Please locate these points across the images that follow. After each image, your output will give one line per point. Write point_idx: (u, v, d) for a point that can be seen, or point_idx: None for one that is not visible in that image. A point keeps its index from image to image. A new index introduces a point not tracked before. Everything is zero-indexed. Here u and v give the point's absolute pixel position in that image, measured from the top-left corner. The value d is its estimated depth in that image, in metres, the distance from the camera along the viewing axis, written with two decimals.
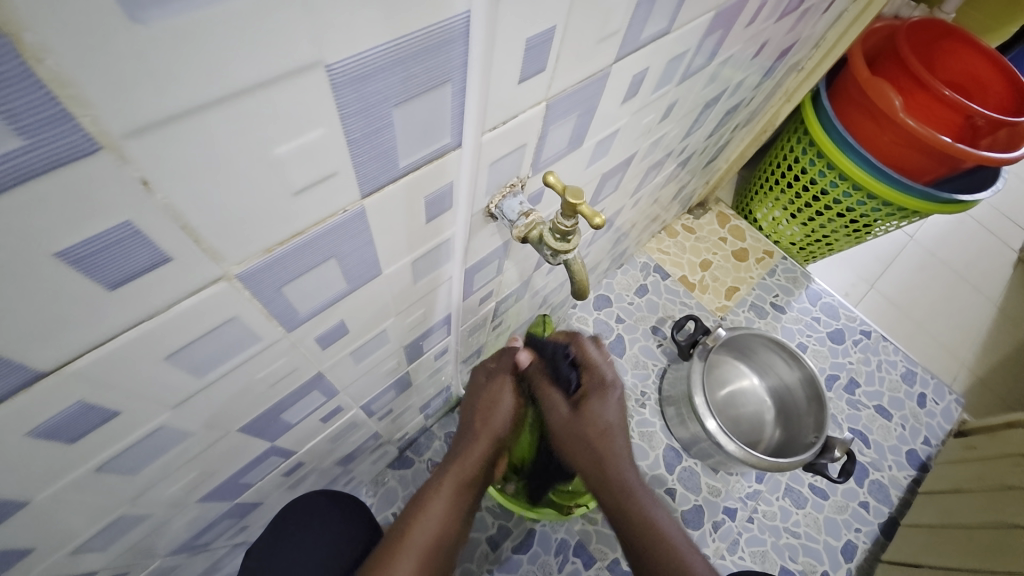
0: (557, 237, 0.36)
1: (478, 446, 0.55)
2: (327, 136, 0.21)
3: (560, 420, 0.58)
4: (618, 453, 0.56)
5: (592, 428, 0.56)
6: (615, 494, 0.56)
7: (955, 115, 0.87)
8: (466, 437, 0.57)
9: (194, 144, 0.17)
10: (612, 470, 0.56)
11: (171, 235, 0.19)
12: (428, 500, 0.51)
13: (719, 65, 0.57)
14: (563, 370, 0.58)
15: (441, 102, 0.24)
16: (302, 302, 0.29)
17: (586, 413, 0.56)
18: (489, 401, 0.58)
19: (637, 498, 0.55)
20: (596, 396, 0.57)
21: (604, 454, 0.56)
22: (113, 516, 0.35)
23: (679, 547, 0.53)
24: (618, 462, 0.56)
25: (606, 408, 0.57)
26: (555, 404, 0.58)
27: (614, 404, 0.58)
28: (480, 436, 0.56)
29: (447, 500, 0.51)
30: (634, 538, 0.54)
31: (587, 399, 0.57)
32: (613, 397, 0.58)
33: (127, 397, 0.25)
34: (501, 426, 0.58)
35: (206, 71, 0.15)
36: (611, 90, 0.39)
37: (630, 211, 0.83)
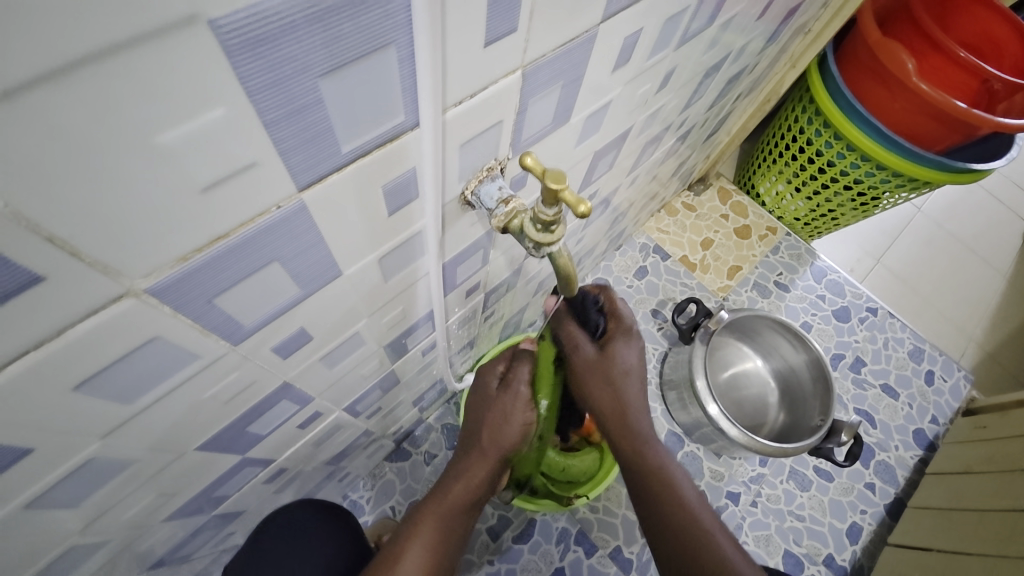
0: (539, 228, 0.32)
1: (483, 464, 0.52)
2: (232, 117, 0.17)
3: (586, 360, 0.52)
4: (636, 400, 0.53)
5: (618, 370, 0.52)
6: (632, 442, 0.53)
7: (971, 78, 0.81)
8: (472, 450, 0.53)
9: (32, 133, 0.13)
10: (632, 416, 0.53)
11: (35, 247, 0.15)
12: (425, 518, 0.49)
13: (720, 28, 0.52)
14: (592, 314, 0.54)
15: (385, 71, 0.20)
16: (244, 312, 0.26)
17: (612, 354, 0.51)
18: (501, 414, 0.53)
19: (655, 449, 0.53)
20: (621, 337, 0.53)
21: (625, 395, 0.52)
22: (63, 548, 0.32)
23: (697, 515, 0.50)
24: (638, 408, 0.53)
25: (629, 351, 0.53)
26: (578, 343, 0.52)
27: (635, 348, 0.53)
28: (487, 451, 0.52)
29: (448, 516, 0.50)
30: (661, 504, 0.51)
31: (612, 341, 0.52)
32: (635, 341, 0.53)
33: (37, 432, 0.22)
34: (513, 442, 0.52)
35: (20, 35, 0.11)
36: (599, 56, 0.35)
37: (627, 190, 0.79)
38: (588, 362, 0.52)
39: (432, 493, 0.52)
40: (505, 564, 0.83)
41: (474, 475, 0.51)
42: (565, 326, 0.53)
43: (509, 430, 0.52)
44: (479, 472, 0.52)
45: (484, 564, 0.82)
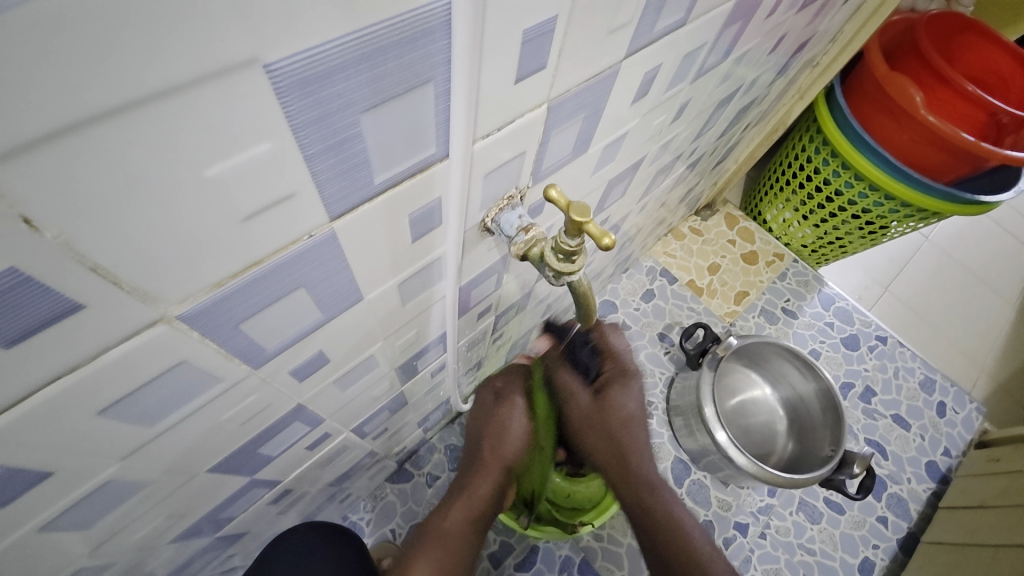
0: (561, 257, 0.33)
1: (487, 480, 0.53)
2: (277, 151, 0.17)
3: (581, 410, 0.52)
4: (637, 442, 0.53)
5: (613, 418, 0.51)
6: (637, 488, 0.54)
7: (977, 112, 0.82)
8: (478, 466, 0.55)
9: (87, 167, 0.13)
10: (634, 462, 0.54)
11: (80, 277, 0.16)
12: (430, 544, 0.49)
13: (734, 62, 0.53)
14: (582, 357, 0.51)
15: (422, 106, 0.21)
16: (268, 336, 0.26)
17: (606, 405, 0.51)
18: (495, 429, 0.55)
19: (660, 493, 0.53)
20: (618, 385, 0.51)
21: (626, 445, 0.53)
22: (68, 571, 0.31)
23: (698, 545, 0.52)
24: (640, 453, 0.54)
25: (628, 399, 0.52)
26: (574, 392, 0.52)
27: (636, 394, 0.52)
28: (489, 465, 0.54)
29: (454, 543, 0.49)
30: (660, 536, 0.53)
31: (610, 388, 0.51)
32: (636, 386, 0.52)
33: (59, 455, 0.22)
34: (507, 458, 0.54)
35: (90, 74, 0.12)
36: (621, 88, 0.35)
37: (637, 215, 0.79)
38: (585, 410, 0.52)
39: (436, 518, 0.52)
40: None
41: (478, 492, 0.53)
42: (557, 372, 0.52)
43: (511, 443, 0.54)
44: (482, 489, 0.53)
45: None
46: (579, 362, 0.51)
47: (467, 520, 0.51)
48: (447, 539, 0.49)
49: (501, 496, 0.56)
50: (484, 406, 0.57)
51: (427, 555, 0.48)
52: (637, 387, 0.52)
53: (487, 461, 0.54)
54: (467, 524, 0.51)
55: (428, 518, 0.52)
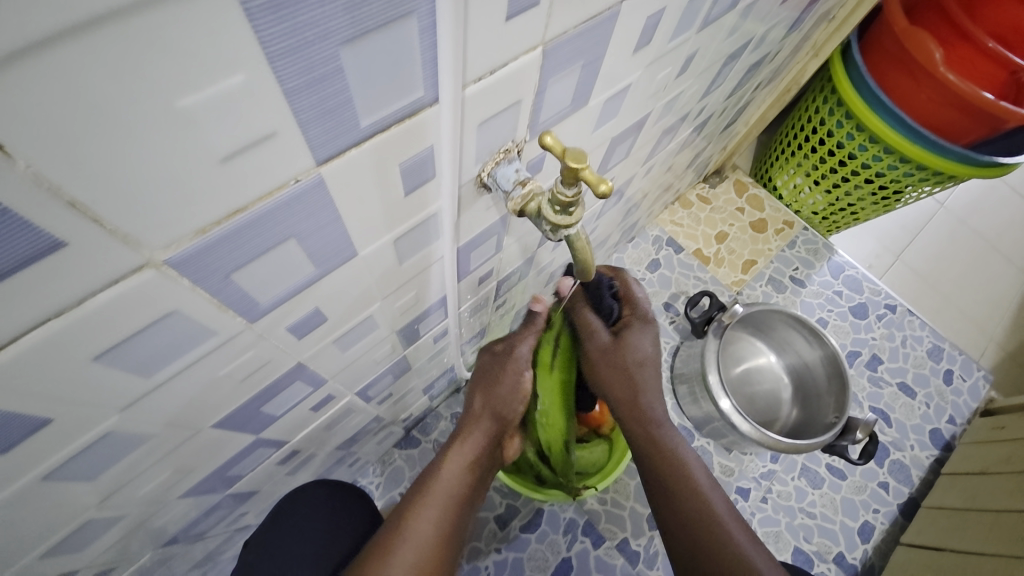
0: (557, 209, 0.32)
1: (478, 432, 0.51)
2: (254, 86, 0.17)
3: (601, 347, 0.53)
4: (653, 387, 0.54)
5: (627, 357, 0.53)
6: (647, 428, 0.53)
7: (998, 69, 0.78)
8: (467, 423, 0.51)
9: (56, 91, 0.13)
10: (646, 402, 0.54)
11: (59, 216, 0.15)
12: (423, 505, 0.45)
13: (743, 12, 0.51)
14: (606, 300, 0.54)
15: (405, 42, 0.20)
16: (261, 290, 0.26)
17: (625, 342, 0.53)
18: (485, 380, 0.52)
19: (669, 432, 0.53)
20: (637, 326, 0.54)
21: (639, 385, 0.53)
22: (81, 521, 0.32)
23: (708, 492, 0.51)
24: (651, 394, 0.54)
25: (643, 342, 0.54)
26: (593, 330, 0.53)
27: (649, 338, 0.54)
28: (482, 417, 0.51)
29: (448, 495, 0.47)
30: (671, 494, 0.51)
31: (628, 329, 0.54)
32: (651, 330, 0.55)
33: (56, 403, 0.22)
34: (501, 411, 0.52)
35: None
36: (620, 36, 0.34)
37: (641, 180, 0.77)
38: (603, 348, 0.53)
39: (425, 479, 0.48)
40: (512, 552, 0.83)
41: (471, 444, 0.50)
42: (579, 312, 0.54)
43: (503, 394, 0.51)
44: (476, 441, 0.50)
45: (491, 551, 0.83)
46: (602, 306, 0.54)
47: (462, 481, 0.48)
48: (439, 498, 0.46)
49: (496, 452, 0.54)
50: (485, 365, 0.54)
51: (421, 515, 0.45)
52: (651, 332, 0.54)
53: (478, 418, 0.51)
54: (465, 479, 0.48)
55: (419, 478, 0.49)
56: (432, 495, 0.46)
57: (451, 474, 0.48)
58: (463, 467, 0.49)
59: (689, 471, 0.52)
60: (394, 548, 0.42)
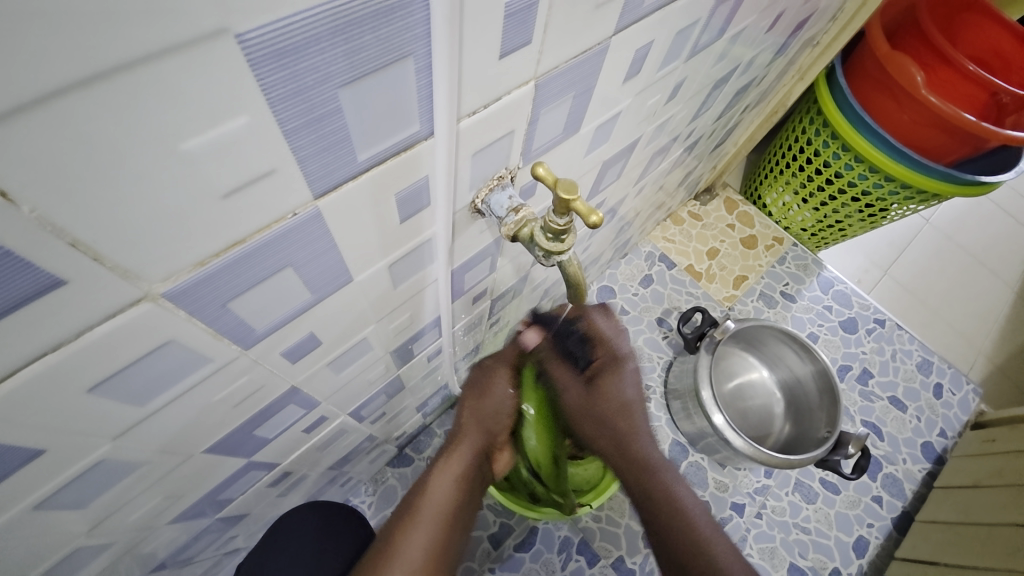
0: (550, 237, 0.33)
1: (464, 447, 0.51)
2: (255, 127, 0.17)
3: (576, 402, 0.53)
4: (639, 430, 0.54)
5: (606, 406, 0.52)
6: (636, 471, 0.53)
7: (978, 91, 0.81)
8: (454, 440, 0.52)
9: (64, 139, 0.13)
10: (634, 444, 0.54)
11: (60, 254, 0.16)
12: (412, 525, 0.45)
13: (730, 40, 0.53)
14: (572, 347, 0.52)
15: (402, 82, 0.21)
16: (258, 317, 0.26)
17: (601, 390, 0.52)
18: (475, 397, 0.53)
19: (659, 472, 0.53)
20: (611, 373, 0.53)
21: (622, 430, 0.53)
22: (68, 549, 0.32)
23: (700, 526, 0.51)
24: (638, 437, 0.54)
25: (623, 386, 0.53)
26: (566, 385, 0.53)
27: (631, 381, 0.54)
28: (467, 432, 0.52)
29: (437, 514, 0.46)
30: (664, 530, 0.51)
31: (601, 376, 0.53)
32: (629, 371, 0.53)
33: (49, 434, 0.22)
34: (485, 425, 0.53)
35: (45, 43, 0.11)
36: (611, 67, 0.35)
37: (633, 199, 0.79)
38: (577, 402, 0.53)
39: (413, 498, 0.48)
40: (506, 572, 0.82)
41: (458, 460, 0.50)
42: (552, 368, 0.53)
43: (495, 399, 0.53)
44: (463, 456, 0.51)
45: (485, 571, 0.82)
46: (570, 353, 0.53)
47: (451, 500, 0.48)
48: (428, 515, 0.46)
49: (483, 469, 0.54)
50: (472, 382, 0.54)
51: (410, 534, 0.44)
52: (630, 372, 0.53)
53: (464, 434, 0.52)
54: (455, 497, 0.48)
55: (408, 499, 0.48)
56: (419, 513, 0.46)
57: (438, 492, 0.48)
58: (451, 484, 0.49)
59: (680, 499, 0.52)
60: (383, 570, 0.42)
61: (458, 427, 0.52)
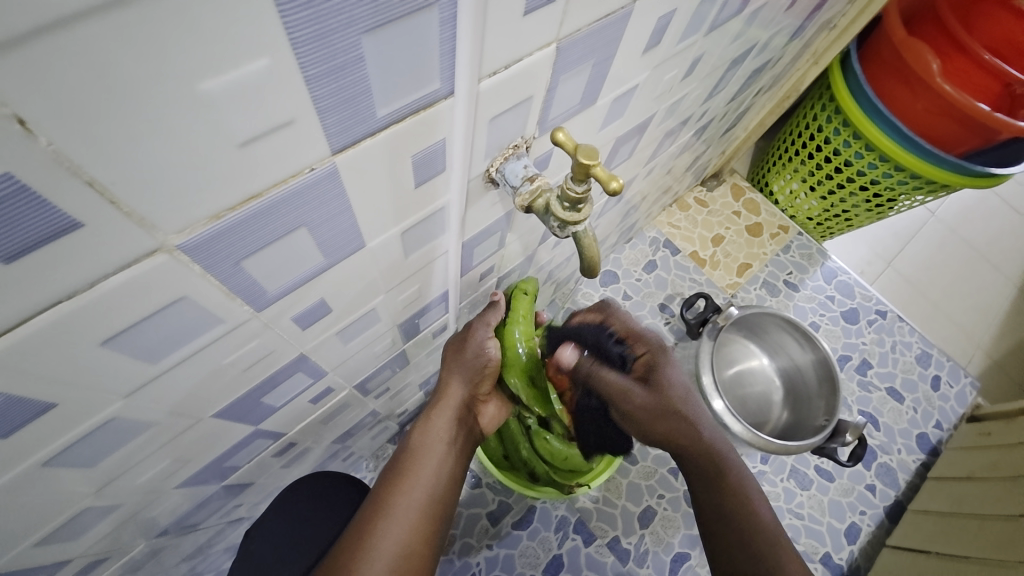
0: (567, 206, 0.32)
1: (447, 405, 0.51)
2: (277, 71, 0.16)
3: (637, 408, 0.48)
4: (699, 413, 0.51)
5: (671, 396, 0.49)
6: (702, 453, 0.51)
7: (992, 81, 0.79)
8: (438, 395, 0.52)
9: (78, 67, 0.13)
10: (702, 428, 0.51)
11: (78, 196, 0.15)
12: (404, 484, 0.45)
13: (750, 16, 0.51)
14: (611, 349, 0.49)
15: (425, 32, 0.20)
16: (269, 278, 0.25)
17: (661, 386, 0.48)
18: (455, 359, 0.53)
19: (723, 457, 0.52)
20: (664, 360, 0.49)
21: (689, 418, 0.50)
22: (76, 509, 0.32)
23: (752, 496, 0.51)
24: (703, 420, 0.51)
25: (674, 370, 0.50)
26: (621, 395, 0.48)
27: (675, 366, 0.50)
28: (451, 395, 0.52)
29: (426, 471, 0.47)
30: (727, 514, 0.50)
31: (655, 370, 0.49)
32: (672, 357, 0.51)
33: (63, 387, 0.22)
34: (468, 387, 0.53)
35: None
36: (631, 37, 0.34)
37: (642, 182, 0.78)
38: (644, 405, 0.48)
39: (400, 459, 0.48)
40: (503, 549, 0.83)
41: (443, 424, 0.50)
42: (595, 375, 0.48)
43: (470, 360, 0.51)
44: (446, 415, 0.51)
45: (482, 547, 0.83)
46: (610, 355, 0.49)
47: (440, 458, 0.48)
48: (418, 476, 0.46)
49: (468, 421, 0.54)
50: (453, 349, 0.53)
51: (401, 494, 0.45)
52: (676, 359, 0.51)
53: (449, 388, 0.52)
54: (444, 452, 0.49)
55: (396, 458, 0.48)
56: (410, 476, 0.46)
57: (427, 451, 0.48)
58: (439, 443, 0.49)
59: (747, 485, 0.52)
60: (376, 528, 0.42)
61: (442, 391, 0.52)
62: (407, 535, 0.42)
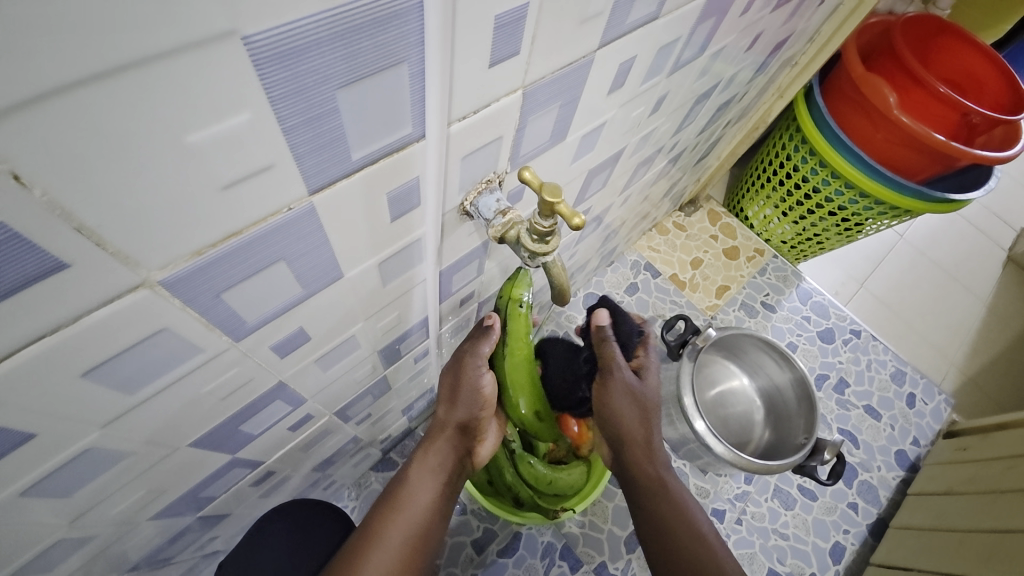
0: (535, 238, 0.34)
1: (444, 437, 0.51)
2: (258, 123, 0.18)
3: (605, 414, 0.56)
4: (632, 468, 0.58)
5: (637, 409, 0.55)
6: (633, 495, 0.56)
7: (949, 112, 0.85)
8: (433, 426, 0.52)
9: (75, 126, 0.14)
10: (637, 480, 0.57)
11: (67, 239, 0.17)
12: (395, 514, 0.46)
13: (711, 57, 0.55)
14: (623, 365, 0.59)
15: (397, 85, 0.22)
16: (249, 309, 0.27)
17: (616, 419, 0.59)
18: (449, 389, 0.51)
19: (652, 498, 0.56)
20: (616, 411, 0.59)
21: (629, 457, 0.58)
22: (49, 542, 0.32)
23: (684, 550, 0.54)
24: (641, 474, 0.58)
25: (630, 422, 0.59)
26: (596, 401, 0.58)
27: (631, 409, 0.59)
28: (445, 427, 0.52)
29: (419, 503, 0.48)
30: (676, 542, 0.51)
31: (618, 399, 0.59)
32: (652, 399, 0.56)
33: (42, 418, 0.22)
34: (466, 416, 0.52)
35: (46, 32, 0.12)
36: (596, 80, 0.37)
37: (619, 208, 0.81)
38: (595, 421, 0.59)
39: (394, 489, 0.49)
40: None
41: (436, 453, 0.51)
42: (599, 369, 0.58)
43: (465, 395, 0.50)
44: (442, 447, 0.51)
45: None
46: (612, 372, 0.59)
47: (433, 492, 0.49)
48: (409, 506, 0.47)
49: (466, 451, 0.54)
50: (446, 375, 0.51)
51: (391, 523, 0.45)
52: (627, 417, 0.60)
53: (444, 419, 0.52)
54: (435, 488, 0.49)
55: (389, 488, 0.49)
56: (401, 506, 0.47)
57: (419, 484, 0.49)
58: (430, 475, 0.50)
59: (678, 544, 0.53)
60: (364, 556, 0.43)
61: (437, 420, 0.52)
62: (393, 564, 0.43)
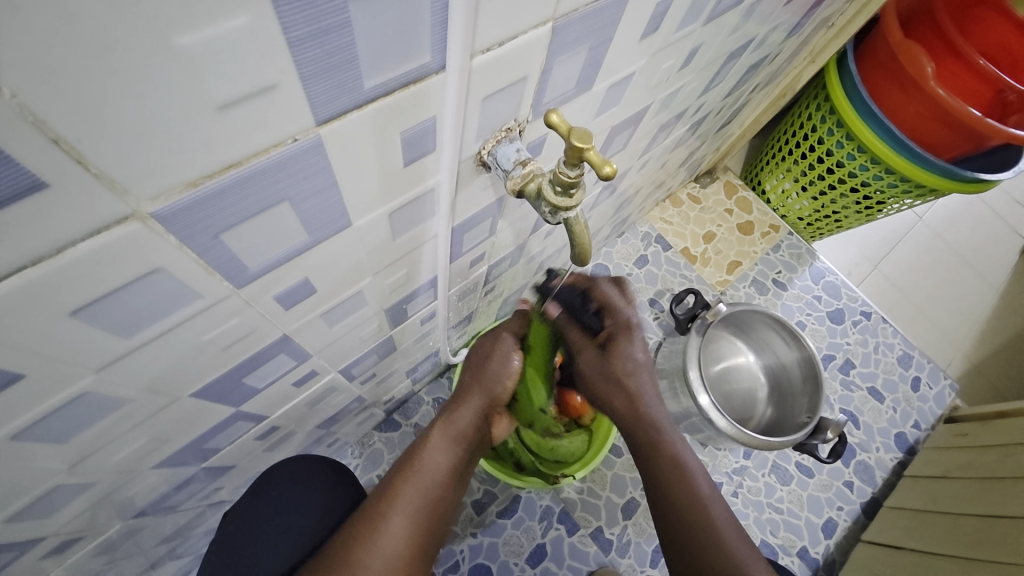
0: (558, 191, 0.32)
1: (470, 408, 0.51)
2: (259, 31, 0.16)
3: (591, 364, 0.54)
4: (648, 395, 0.54)
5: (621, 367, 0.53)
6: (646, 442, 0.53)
7: (985, 87, 0.80)
8: (458, 398, 0.52)
9: (42, 13, 0.12)
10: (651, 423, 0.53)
11: (44, 153, 0.15)
12: (411, 475, 0.45)
13: (749, 8, 0.51)
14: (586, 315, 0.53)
15: (417, 1, 0.19)
16: (250, 253, 0.25)
17: (614, 355, 0.53)
18: (479, 363, 0.53)
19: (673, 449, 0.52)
20: (623, 337, 0.53)
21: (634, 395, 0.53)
22: (49, 485, 0.31)
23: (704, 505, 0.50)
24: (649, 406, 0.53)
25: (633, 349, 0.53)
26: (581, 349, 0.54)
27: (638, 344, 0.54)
28: (471, 395, 0.52)
29: (436, 470, 0.47)
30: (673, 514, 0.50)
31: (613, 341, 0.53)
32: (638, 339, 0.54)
33: (31, 358, 0.21)
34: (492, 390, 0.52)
35: None
36: (629, 21, 0.33)
37: (636, 174, 0.77)
38: (594, 364, 0.54)
39: (412, 451, 0.48)
40: (487, 537, 0.83)
41: (459, 420, 0.50)
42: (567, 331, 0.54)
43: (495, 369, 0.52)
44: (465, 416, 0.51)
45: (466, 535, 0.83)
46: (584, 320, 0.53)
47: (451, 457, 0.48)
48: (426, 471, 0.46)
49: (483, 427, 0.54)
50: (485, 346, 0.54)
51: (408, 485, 0.45)
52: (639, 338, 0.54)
53: (470, 394, 0.52)
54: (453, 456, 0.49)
55: (406, 452, 0.49)
56: (418, 468, 0.46)
57: (439, 448, 0.48)
58: (450, 442, 0.49)
59: (698, 496, 0.50)
60: (382, 516, 0.42)
61: (463, 389, 0.52)
62: (410, 526, 0.43)
